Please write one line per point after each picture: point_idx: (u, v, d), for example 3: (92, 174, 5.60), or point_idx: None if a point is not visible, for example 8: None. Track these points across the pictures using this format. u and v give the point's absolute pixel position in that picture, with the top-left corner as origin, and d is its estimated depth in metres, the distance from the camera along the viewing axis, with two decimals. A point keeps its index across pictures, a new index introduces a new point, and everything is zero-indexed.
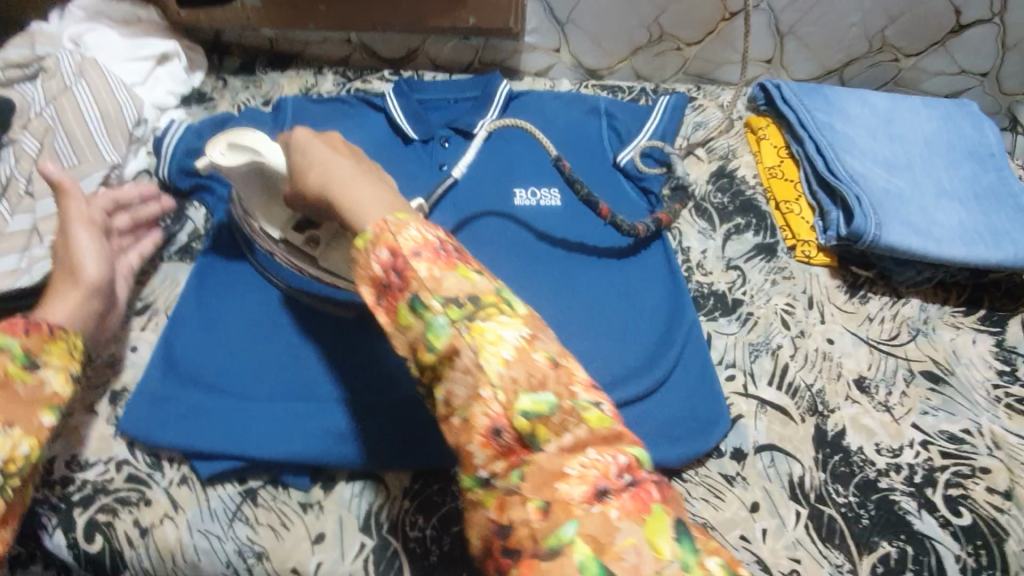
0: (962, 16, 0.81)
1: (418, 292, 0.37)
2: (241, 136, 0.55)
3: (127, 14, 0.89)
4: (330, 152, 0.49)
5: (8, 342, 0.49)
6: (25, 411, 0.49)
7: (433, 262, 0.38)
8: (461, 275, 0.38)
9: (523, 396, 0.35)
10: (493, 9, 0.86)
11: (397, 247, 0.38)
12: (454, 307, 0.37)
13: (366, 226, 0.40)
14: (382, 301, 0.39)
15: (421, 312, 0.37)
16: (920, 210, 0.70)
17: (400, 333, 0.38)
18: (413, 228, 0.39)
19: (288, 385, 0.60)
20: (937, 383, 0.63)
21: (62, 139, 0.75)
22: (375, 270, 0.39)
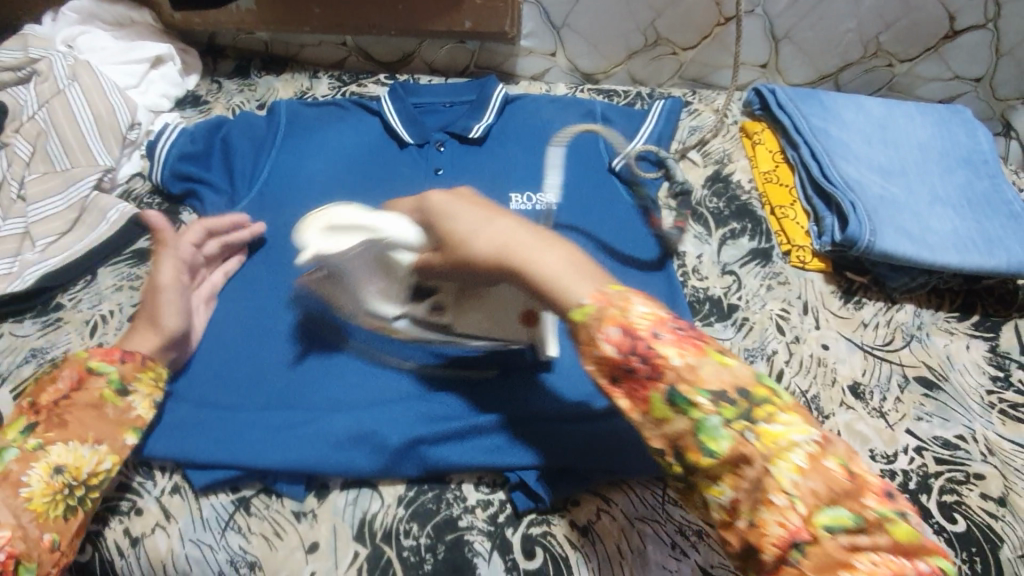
0: (956, 22, 0.82)
1: (676, 383, 0.38)
2: (349, 214, 0.54)
3: (122, 17, 0.88)
4: (478, 213, 0.46)
5: (109, 368, 0.53)
6: (107, 430, 0.52)
7: (682, 348, 0.39)
8: (718, 362, 0.39)
9: (820, 508, 0.35)
10: (488, 13, 0.86)
11: (632, 325, 0.39)
12: (726, 405, 0.38)
13: (584, 300, 0.40)
14: (626, 385, 0.40)
15: (687, 409, 0.38)
16: (914, 217, 0.70)
17: (654, 425, 0.39)
18: (639, 304, 0.40)
19: (282, 394, 0.60)
20: (931, 389, 0.63)
21: (54, 142, 0.75)
22: (607, 351, 0.39)
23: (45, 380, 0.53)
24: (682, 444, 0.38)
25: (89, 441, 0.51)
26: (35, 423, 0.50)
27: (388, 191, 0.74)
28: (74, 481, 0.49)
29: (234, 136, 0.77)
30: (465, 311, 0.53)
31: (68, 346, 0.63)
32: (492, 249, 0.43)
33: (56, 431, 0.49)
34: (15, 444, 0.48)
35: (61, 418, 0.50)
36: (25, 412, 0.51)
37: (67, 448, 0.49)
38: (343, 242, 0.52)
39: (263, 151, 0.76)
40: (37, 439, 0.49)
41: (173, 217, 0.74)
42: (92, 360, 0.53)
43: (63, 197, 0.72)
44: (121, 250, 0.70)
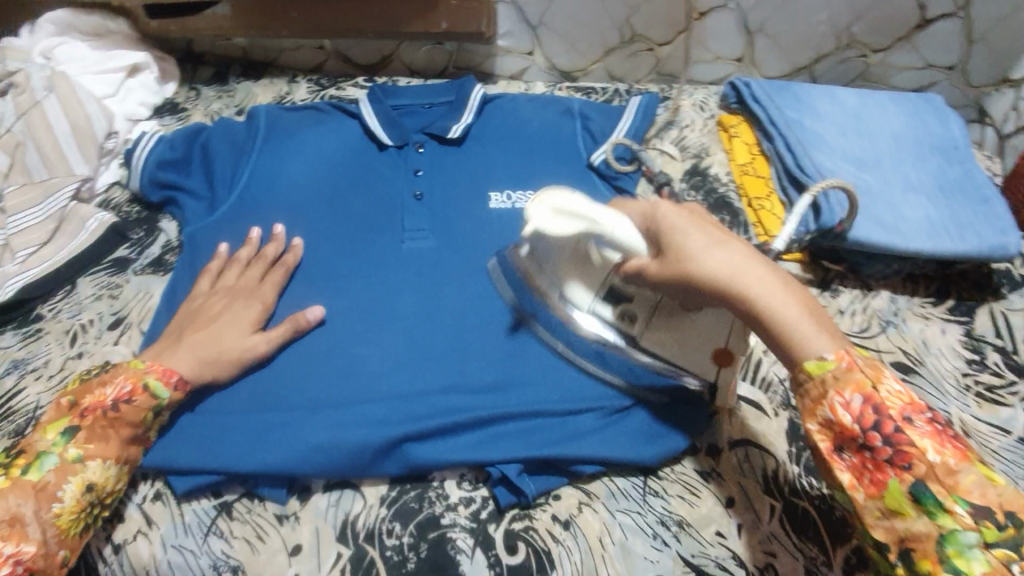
0: (926, 11, 0.83)
1: (925, 479, 0.39)
2: (569, 196, 0.50)
3: (98, 26, 0.88)
4: (712, 242, 0.45)
5: (162, 393, 0.55)
6: (131, 451, 0.54)
7: (942, 445, 0.40)
8: (982, 472, 0.40)
9: None
10: (464, 13, 0.86)
11: (876, 397, 0.41)
12: (989, 525, 0.38)
13: (827, 357, 0.42)
14: (851, 458, 0.42)
15: (931, 508, 0.39)
16: (887, 205, 0.71)
17: (888, 518, 0.40)
18: (890, 381, 0.42)
19: (264, 399, 0.60)
20: (907, 373, 0.64)
21: (32, 153, 0.75)
22: (841, 417, 0.42)
23: (93, 382, 0.55)
24: (915, 546, 0.39)
25: (119, 462, 0.53)
26: (77, 430, 0.52)
27: (366, 193, 0.74)
28: (97, 499, 0.51)
29: (212, 142, 0.77)
30: (660, 331, 0.55)
31: (48, 357, 0.63)
32: (722, 274, 0.43)
33: (95, 445, 0.52)
34: (57, 451, 0.51)
35: (97, 433, 0.52)
36: (70, 414, 0.53)
37: (101, 466, 0.52)
38: (553, 229, 0.51)
39: (242, 157, 0.76)
40: (78, 451, 0.51)
41: (152, 224, 0.74)
42: (149, 378, 0.55)
43: (41, 209, 0.71)
44: (100, 259, 0.70)
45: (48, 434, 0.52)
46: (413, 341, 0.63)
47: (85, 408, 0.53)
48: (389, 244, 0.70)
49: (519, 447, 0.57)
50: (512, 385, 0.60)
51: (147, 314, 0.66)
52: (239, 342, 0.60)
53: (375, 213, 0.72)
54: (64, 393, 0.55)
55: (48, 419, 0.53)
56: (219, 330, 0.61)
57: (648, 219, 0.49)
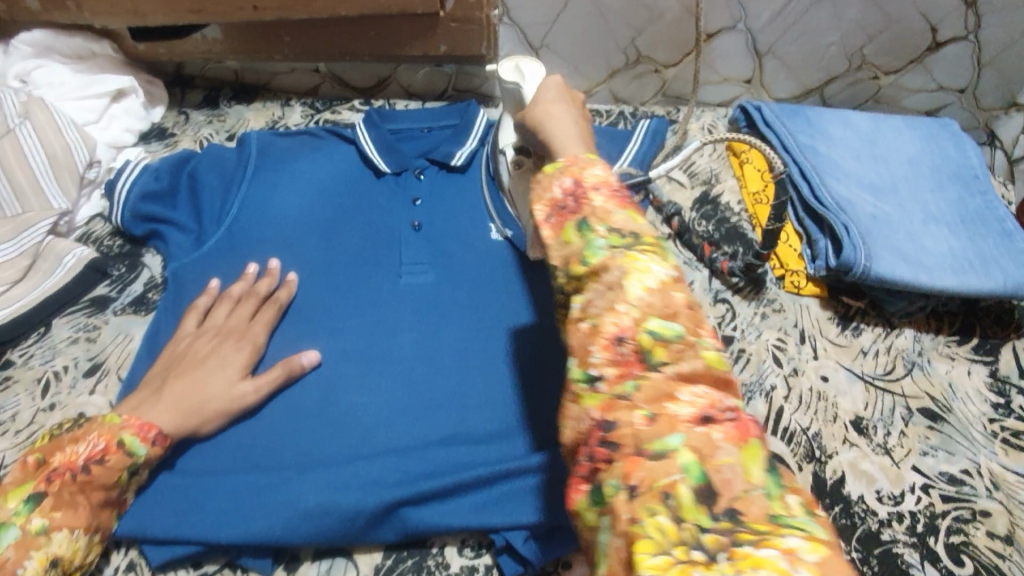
0: (938, 35, 0.80)
1: (588, 216, 0.39)
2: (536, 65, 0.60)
3: (81, 49, 0.84)
4: (563, 99, 0.51)
5: (139, 449, 0.51)
6: (103, 517, 0.49)
7: (610, 197, 0.40)
8: (631, 215, 0.40)
9: (653, 319, 0.35)
10: (464, 36, 0.82)
11: (583, 179, 0.41)
12: (616, 235, 0.38)
13: (559, 159, 0.44)
14: (553, 218, 0.41)
15: (585, 232, 0.39)
16: (908, 237, 0.67)
17: (558, 247, 0.39)
18: (597, 168, 0.42)
19: (251, 459, 0.55)
20: (935, 420, 0.61)
21: (3, 185, 0.70)
22: (553, 193, 0.41)
23: (65, 437, 0.50)
24: (573, 258, 0.38)
25: (89, 531, 0.48)
26: (43, 497, 0.47)
27: (364, 225, 0.70)
28: (63, 575, 0.46)
29: (200, 171, 0.73)
30: (525, 181, 0.62)
31: (16, 409, 0.59)
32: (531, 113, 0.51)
33: (63, 514, 0.47)
34: (18, 523, 0.45)
35: (66, 498, 0.48)
36: (36, 476, 0.48)
37: (69, 537, 0.47)
38: (504, 74, 0.60)
39: (231, 188, 0.72)
40: (42, 521, 0.46)
41: (135, 259, 0.70)
42: (126, 434, 0.51)
43: (14, 244, 0.67)
44: (76, 299, 0.66)
45: (10, 502, 0.46)
46: (409, 387, 0.59)
47: (53, 470, 0.48)
48: (384, 280, 0.66)
49: (525, 510, 0.52)
50: (515, 437, 0.56)
51: (126, 360, 0.62)
52: (225, 392, 0.56)
53: (372, 247, 0.68)
54: (30, 449, 0.50)
55: (10, 482, 0.48)
56: (198, 379, 0.57)
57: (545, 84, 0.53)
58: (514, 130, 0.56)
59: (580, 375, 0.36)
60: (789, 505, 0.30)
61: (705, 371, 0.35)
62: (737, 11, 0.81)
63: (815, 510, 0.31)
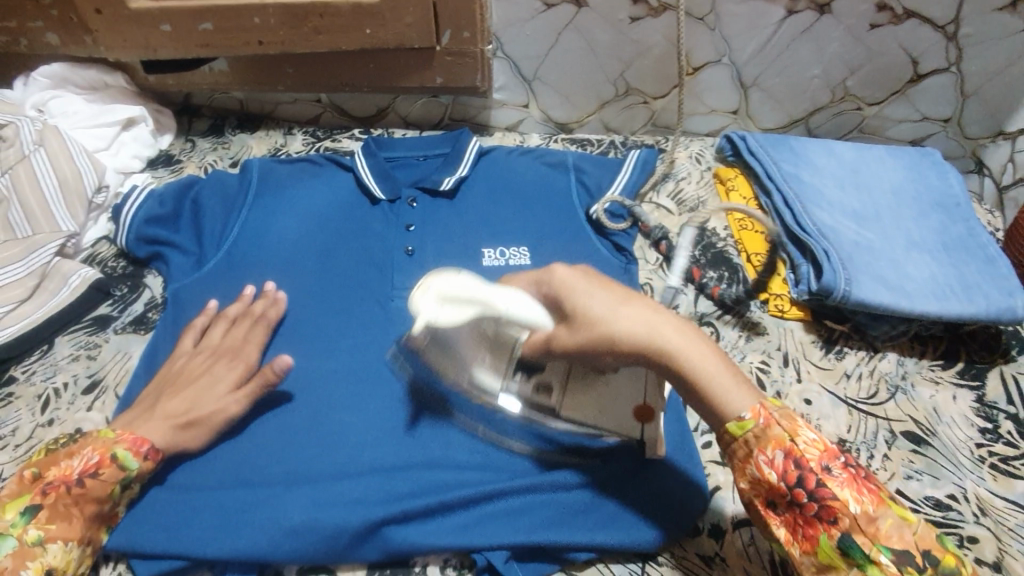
0: (920, 66, 0.83)
1: (848, 531, 0.41)
2: (457, 280, 0.48)
3: (95, 80, 0.88)
4: (619, 300, 0.44)
5: (132, 463, 0.52)
6: (95, 529, 0.51)
7: (851, 487, 0.43)
8: (893, 511, 0.42)
9: None
10: (458, 69, 0.85)
11: (799, 453, 0.43)
12: (909, 565, 0.40)
13: (744, 415, 0.44)
14: (784, 514, 0.44)
15: (856, 555, 0.41)
16: (890, 263, 0.69)
17: (823, 573, 0.42)
18: (807, 432, 0.44)
19: (241, 478, 0.57)
20: (919, 444, 0.61)
21: (16, 208, 0.73)
22: (767, 474, 0.44)
23: (60, 453, 0.53)
24: None
25: (82, 543, 0.50)
26: (38, 509, 0.49)
27: (358, 250, 0.72)
28: None
29: (203, 196, 0.76)
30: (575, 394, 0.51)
31: (16, 424, 0.61)
32: (637, 334, 0.43)
33: (57, 526, 0.49)
34: (15, 533, 0.48)
35: (62, 511, 0.50)
36: (32, 489, 0.50)
37: (62, 548, 0.49)
38: (444, 319, 0.47)
39: (232, 212, 0.75)
40: (38, 532, 0.48)
41: (137, 280, 0.73)
42: (120, 449, 0.53)
43: (24, 264, 0.69)
44: (80, 317, 0.68)
45: (6, 514, 0.49)
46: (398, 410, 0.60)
47: (48, 483, 0.50)
48: (376, 302, 0.68)
49: (506, 533, 0.53)
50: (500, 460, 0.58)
51: (124, 377, 0.64)
52: (217, 409, 0.58)
53: (366, 272, 0.70)
54: (27, 464, 0.53)
55: (8, 495, 0.50)
56: (194, 400, 0.58)
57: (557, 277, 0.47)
58: (557, 355, 0.46)
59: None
60: None
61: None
62: (722, 46, 0.84)
63: None
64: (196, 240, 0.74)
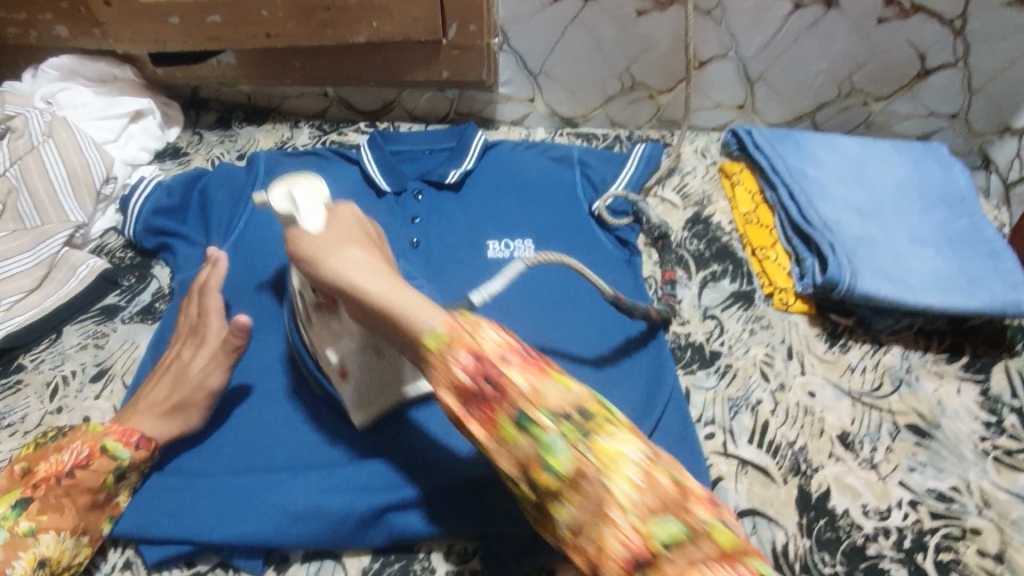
0: (927, 61, 0.82)
1: (522, 405, 0.39)
2: (315, 186, 0.51)
3: (102, 73, 0.89)
4: (368, 259, 0.46)
5: (122, 453, 0.53)
6: (92, 519, 0.52)
7: (526, 369, 0.40)
8: (559, 382, 0.40)
9: (653, 519, 0.36)
10: (465, 63, 0.85)
11: (480, 349, 0.40)
12: (568, 423, 0.38)
13: (435, 325, 0.41)
14: (474, 409, 0.41)
15: (530, 428, 0.38)
16: (894, 257, 0.69)
17: (504, 447, 0.40)
18: (490, 329, 0.41)
19: (247, 463, 0.57)
20: (922, 437, 0.61)
21: (25, 199, 0.74)
22: (459, 376, 0.40)
23: (49, 446, 0.53)
24: (531, 465, 0.39)
25: (76, 532, 0.50)
26: (30, 502, 0.50)
27: None
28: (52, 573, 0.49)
29: (211, 188, 0.76)
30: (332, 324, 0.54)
31: (25, 411, 0.61)
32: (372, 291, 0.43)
33: (49, 517, 0.49)
34: (6, 525, 0.48)
35: (56, 501, 0.50)
36: (23, 483, 0.51)
37: (55, 538, 0.49)
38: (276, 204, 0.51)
39: (239, 203, 0.75)
40: (30, 523, 0.49)
41: (144, 271, 0.73)
42: (108, 440, 0.53)
43: (31, 255, 0.70)
44: (88, 307, 0.69)
45: None
46: None
47: (38, 477, 0.51)
48: None
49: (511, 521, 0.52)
50: None
51: (131, 366, 0.65)
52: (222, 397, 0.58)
53: None
54: (17, 458, 0.53)
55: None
56: (194, 382, 0.57)
57: (343, 220, 0.50)
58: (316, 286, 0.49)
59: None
60: None
61: (715, 552, 0.35)
62: (728, 40, 0.84)
63: None
64: (205, 232, 0.75)
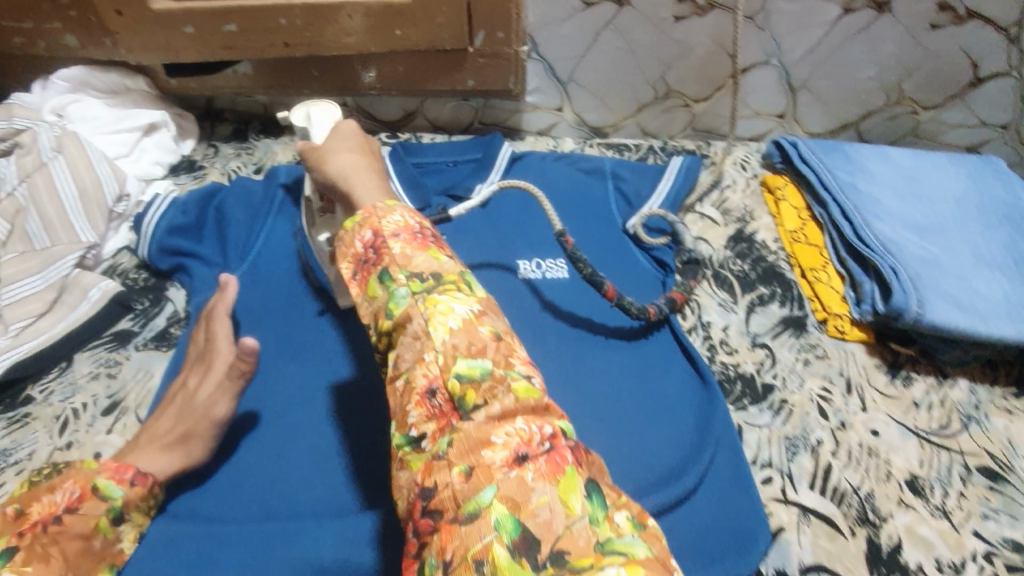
0: (979, 69, 0.78)
1: (388, 265, 0.41)
2: (327, 109, 0.65)
3: (114, 83, 0.85)
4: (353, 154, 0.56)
5: (116, 491, 0.48)
6: (88, 567, 0.46)
7: (408, 242, 0.42)
8: (431, 256, 0.42)
9: (461, 360, 0.37)
10: (492, 70, 0.81)
11: (380, 228, 0.43)
12: (416, 280, 0.40)
13: (357, 210, 0.46)
14: (357, 274, 0.43)
15: (386, 284, 0.41)
16: (960, 281, 0.64)
17: (366, 302, 0.42)
18: (397, 214, 0.45)
19: (269, 509, 0.53)
20: (996, 480, 0.56)
21: (34, 219, 0.70)
22: (356, 246, 0.44)
23: (41, 486, 0.47)
24: (377, 314, 0.41)
25: None
26: (14, 551, 0.43)
27: None
28: None
29: (228, 205, 0.73)
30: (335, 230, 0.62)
31: (34, 447, 0.58)
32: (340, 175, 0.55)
33: (34, 568, 0.42)
34: None
35: (43, 552, 0.44)
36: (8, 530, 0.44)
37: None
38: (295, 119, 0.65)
39: (257, 221, 0.72)
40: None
41: (158, 293, 0.69)
42: (101, 478, 0.48)
43: (41, 276, 0.67)
44: (100, 333, 0.65)
45: None
46: None
47: (26, 523, 0.44)
48: None
49: None
50: None
51: (145, 397, 0.61)
52: None
53: None
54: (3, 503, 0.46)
55: None
56: (199, 409, 0.54)
57: (343, 134, 0.60)
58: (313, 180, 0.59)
59: (399, 436, 0.38)
60: (615, 525, 0.32)
61: (513, 403, 0.36)
62: (771, 46, 0.79)
63: (636, 523, 0.33)
64: (222, 252, 0.71)
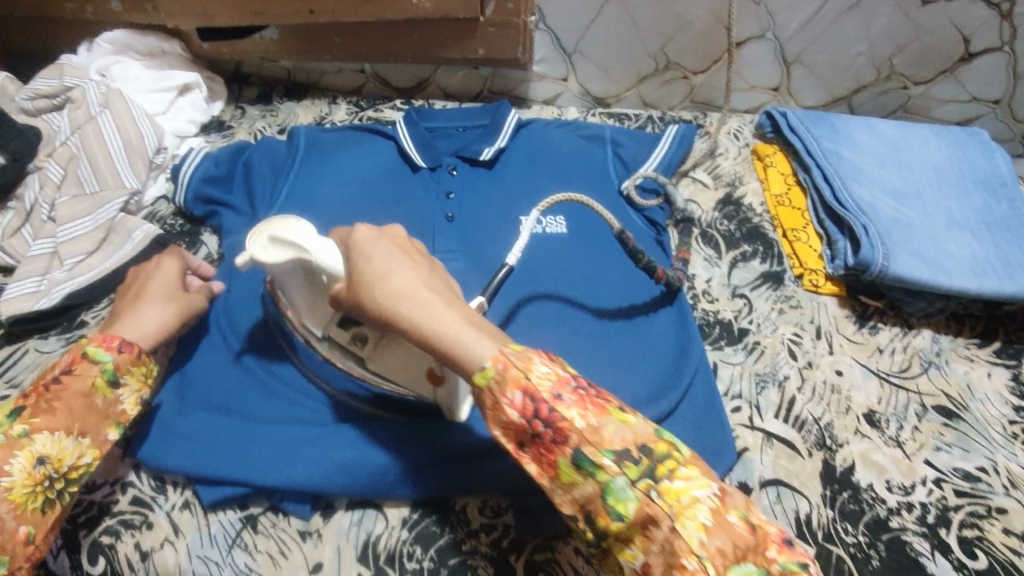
0: (971, 45, 0.81)
1: (581, 446, 0.37)
2: (292, 227, 0.51)
3: (152, 47, 0.92)
4: (390, 268, 0.44)
5: (103, 356, 0.54)
6: (94, 423, 0.53)
7: (584, 408, 0.38)
8: (620, 421, 0.38)
9: (729, 566, 0.35)
10: (501, 40, 0.86)
11: (532, 388, 0.38)
12: (631, 464, 0.37)
13: (483, 362, 0.40)
14: (535, 450, 0.39)
15: (595, 473, 0.37)
16: (930, 241, 0.69)
17: (565, 490, 0.39)
18: (541, 364, 0.40)
19: (294, 415, 0.60)
20: (950, 418, 0.62)
21: (84, 166, 0.78)
22: (511, 417, 0.39)
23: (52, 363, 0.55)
24: (592, 508, 0.38)
25: (73, 435, 0.52)
26: (22, 408, 0.51)
27: (401, 216, 0.75)
28: (55, 473, 0.50)
29: (254, 160, 0.79)
30: (382, 354, 0.54)
31: None
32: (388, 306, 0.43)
33: (42, 419, 0.51)
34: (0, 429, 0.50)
35: (50, 406, 0.51)
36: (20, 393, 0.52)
37: (51, 438, 0.51)
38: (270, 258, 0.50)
39: (281, 175, 0.78)
40: (24, 426, 0.50)
41: (194, 236, 0.78)
42: (89, 346, 0.54)
43: (92, 218, 0.74)
44: None
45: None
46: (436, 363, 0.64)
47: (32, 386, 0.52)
48: None
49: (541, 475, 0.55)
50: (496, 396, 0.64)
51: None
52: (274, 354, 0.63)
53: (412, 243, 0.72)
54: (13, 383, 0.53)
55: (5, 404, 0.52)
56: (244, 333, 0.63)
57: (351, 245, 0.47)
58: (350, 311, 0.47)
59: None
60: None
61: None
62: (766, 20, 0.83)
63: None
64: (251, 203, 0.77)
